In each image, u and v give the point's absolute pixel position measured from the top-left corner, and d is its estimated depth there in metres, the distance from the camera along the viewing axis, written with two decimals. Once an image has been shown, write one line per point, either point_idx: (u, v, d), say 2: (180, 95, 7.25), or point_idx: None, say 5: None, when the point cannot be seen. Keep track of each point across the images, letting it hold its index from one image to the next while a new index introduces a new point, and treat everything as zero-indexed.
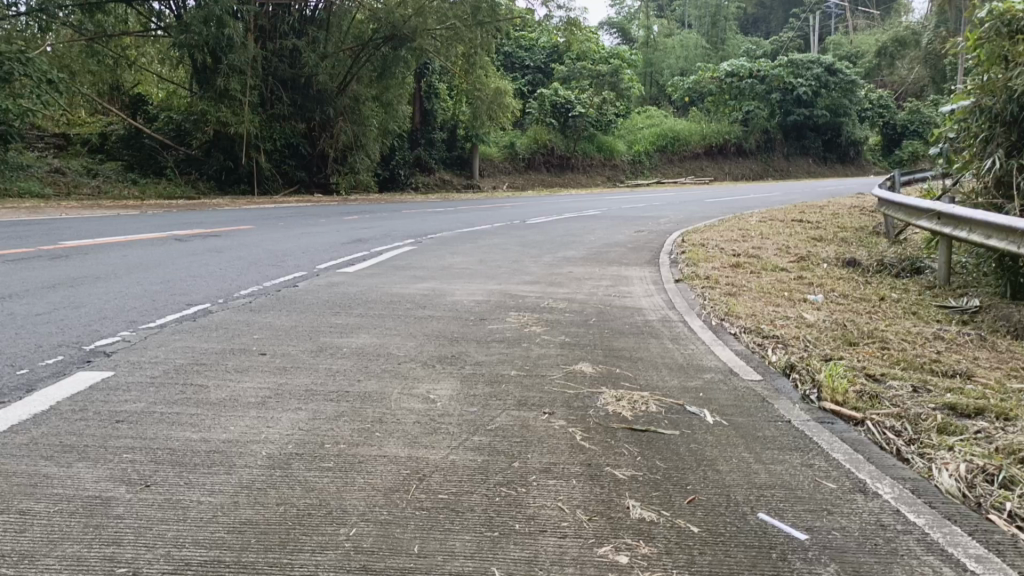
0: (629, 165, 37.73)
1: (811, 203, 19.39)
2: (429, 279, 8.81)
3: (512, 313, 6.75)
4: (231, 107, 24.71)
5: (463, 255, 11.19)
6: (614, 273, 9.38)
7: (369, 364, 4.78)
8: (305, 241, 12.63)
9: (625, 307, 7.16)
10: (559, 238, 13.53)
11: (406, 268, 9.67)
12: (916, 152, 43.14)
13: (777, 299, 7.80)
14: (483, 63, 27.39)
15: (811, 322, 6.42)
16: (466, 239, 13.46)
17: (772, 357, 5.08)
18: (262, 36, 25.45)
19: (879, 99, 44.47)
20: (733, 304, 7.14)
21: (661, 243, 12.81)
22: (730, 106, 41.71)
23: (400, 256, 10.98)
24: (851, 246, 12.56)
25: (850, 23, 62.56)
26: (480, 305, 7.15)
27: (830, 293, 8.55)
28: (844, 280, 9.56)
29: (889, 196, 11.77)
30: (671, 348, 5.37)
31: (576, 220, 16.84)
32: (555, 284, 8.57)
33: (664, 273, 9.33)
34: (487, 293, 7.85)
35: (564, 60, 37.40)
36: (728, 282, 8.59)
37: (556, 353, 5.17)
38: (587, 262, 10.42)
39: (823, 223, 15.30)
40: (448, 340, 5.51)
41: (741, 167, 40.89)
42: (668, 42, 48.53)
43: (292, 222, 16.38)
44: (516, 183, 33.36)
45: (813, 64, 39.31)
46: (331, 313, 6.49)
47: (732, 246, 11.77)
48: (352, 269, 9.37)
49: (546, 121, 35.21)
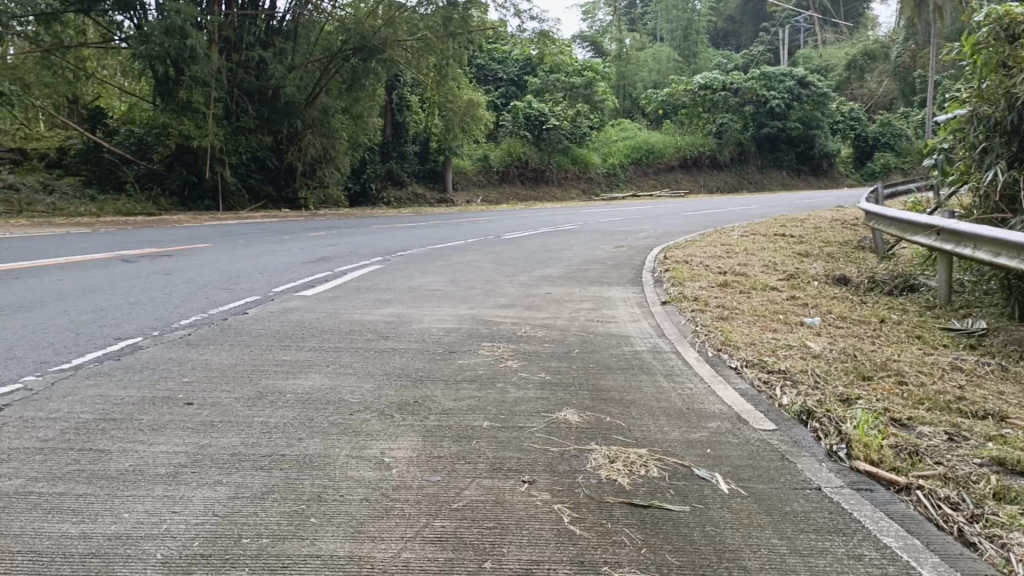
0: (604, 178, 37.27)
1: (792, 216, 18.94)
2: (395, 303, 8.09)
3: (484, 343, 6.05)
4: (194, 120, 23.87)
5: (433, 275, 10.49)
6: (594, 295, 8.74)
7: (315, 415, 4.04)
8: (265, 261, 11.84)
9: (608, 335, 6.49)
10: (535, 254, 12.88)
11: (371, 290, 8.94)
12: (887, 164, 43.62)
13: (775, 324, 7.20)
14: (455, 75, 26.76)
15: (817, 351, 5.79)
16: (437, 256, 12.75)
17: (784, 401, 4.41)
18: (226, 47, 24.66)
19: (850, 112, 44.94)
20: (728, 330, 6.52)
21: (642, 260, 12.19)
22: (704, 118, 41.54)
23: (365, 276, 10.25)
24: (840, 262, 12.04)
25: (820, 37, 62.84)
26: (448, 334, 6.44)
27: (827, 315, 7.97)
28: (838, 300, 8.98)
29: (879, 210, 11.21)
30: (666, 389, 4.71)
31: (552, 236, 16.20)
32: (532, 307, 7.90)
33: (649, 295, 8.71)
34: (457, 318, 7.17)
35: (537, 72, 36.99)
36: (719, 304, 7.99)
37: (534, 397, 4.47)
38: (565, 281, 9.76)
39: (806, 237, 14.78)
40: (410, 381, 4.79)
41: (716, 180, 40.53)
42: (640, 55, 48.35)
43: (254, 240, 15.56)
44: (489, 197, 32.70)
45: (786, 76, 39.61)
46: (279, 347, 5.76)
47: (718, 263, 11.18)
48: (311, 293, 8.62)
49: (520, 134, 34.70)
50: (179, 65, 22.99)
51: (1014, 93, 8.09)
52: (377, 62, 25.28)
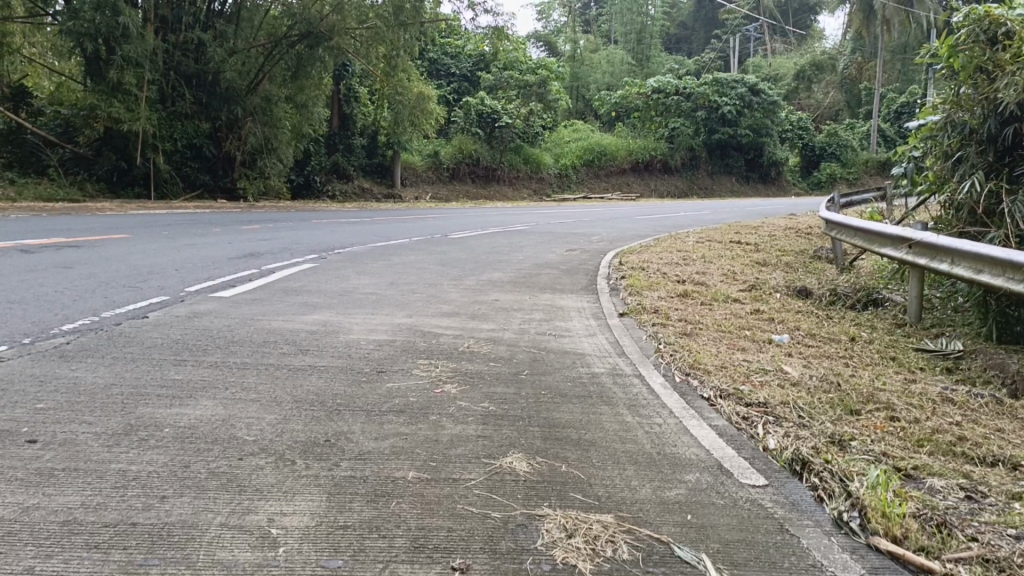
0: (555, 178, 36.73)
1: (745, 223, 18.57)
2: (326, 308, 7.20)
3: (418, 361, 5.23)
4: (126, 102, 22.43)
5: (371, 275, 9.63)
6: (545, 303, 7.99)
7: (192, 462, 3.15)
8: (186, 255, 10.78)
9: (562, 352, 5.73)
10: (483, 256, 12.09)
11: (299, 292, 8.03)
12: (833, 174, 43.92)
13: (743, 342, 6.58)
14: (405, 66, 25.73)
15: (794, 378, 5.16)
16: (377, 255, 11.86)
17: (772, 444, 3.73)
18: (162, 27, 23.28)
19: (799, 121, 45.60)
20: (695, 349, 5.85)
21: (596, 265, 11.50)
22: (656, 122, 41.37)
23: (296, 276, 9.32)
24: (799, 273, 11.55)
25: (771, 47, 63.37)
26: (380, 348, 5.58)
27: (796, 333, 7.39)
28: (805, 314, 8.43)
29: (842, 220, 10.72)
30: (630, 425, 3.97)
31: (502, 236, 15.43)
32: (477, 317, 7.10)
33: (605, 304, 8.01)
34: (393, 329, 6.32)
35: (490, 68, 36.19)
36: (682, 317, 7.35)
37: (474, 435, 3.68)
38: (516, 287, 8.99)
39: (763, 246, 14.33)
40: (324, 411, 3.93)
41: (667, 184, 40.36)
42: (594, 57, 48.01)
43: (180, 232, 14.39)
44: (438, 194, 31.87)
45: (738, 83, 39.69)
46: (173, 362, 4.81)
47: (675, 271, 10.58)
48: (228, 294, 7.66)
49: (471, 130, 33.87)
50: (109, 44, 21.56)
51: (996, 99, 7.64)
52: (324, 50, 24.40)
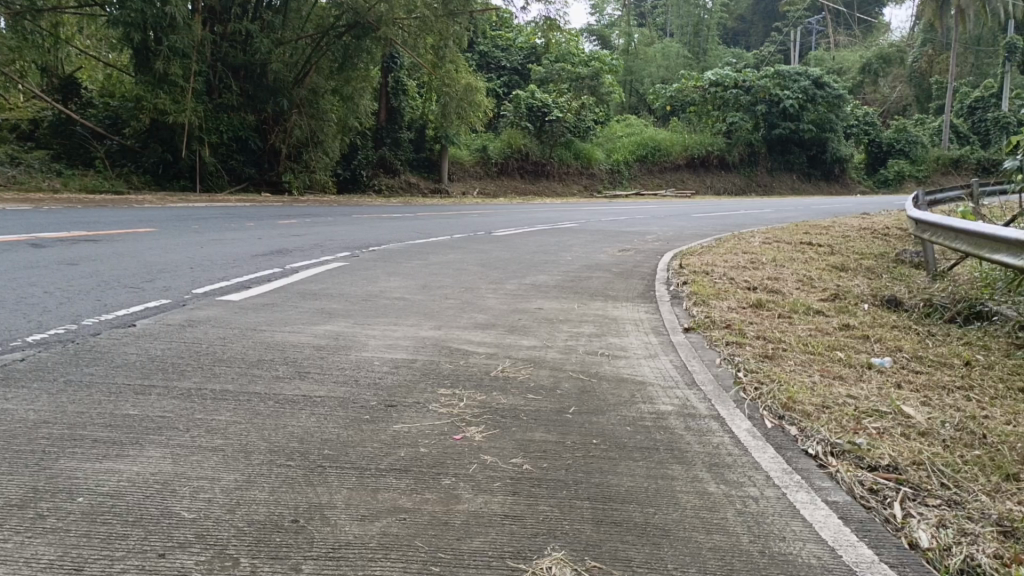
0: (607, 174, 35.43)
1: (814, 222, 17.20)
2: (345, 316, 6.26)
3: (440, 390, 4.22)
4: (171, 94, 22.05)
5: (403, 277, 8.71)
6: (598, 313, 6.91)
7: (89, 563, 2.22)
8: (210, 252, 10.04)
9: (616, 380, 4.68)
10: (529, 256, 11.07)
11: (319, 296, 7.15)
12: (902, 171, 41.53)
13: (840, 368, 5.42)
14: (453, 57, 24.75)
15: (919, 423, 4.02)
16: (413, 254, 10.95)
17: (929, 554, 2.63)
18: (211, 18, 22.98)
19: (865, 115, 43.25)
20: (784, 379, 4.74)
21: (652, 269, 10.36)
22: (713, 117, 39.56)
23: (320, 276, 8.43)
24: (884, 280, 10.25)
25: (834, 39, 60.44)
26: (399, 373, 4.57)
27: (898, 354, 6.18)
28: (902, 331, 7.19)
29: (939, 219, 9.35)
30: (716, 501, 2.92)
31: (551, 234, 14.38)
32: (517, 330, 6.06)
33: (667, 315, 6.94)
34: (415, 344, 5.32)
35: (541, 61, 35.06)
36: (761, 335, 6.21)
37: (500, 515, 2.66)
38: (562, 293, 7.94)
39: (837, 248, 13.02)
40: (303, 469, 2.95)
41: (722, 181, 38.66)
42: (648, 51, 46.46)
43: (212, 226, 13.69)
44: (487, 190, 30.99)
45: (801, 76, 37.50)
46: (134, 390, 3.88)
47: (743, 275, 9.42)
48: (237, 298, 6.79)
49: (521, 124, 32.79)
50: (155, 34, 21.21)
51: None
52: (372, 41, 23.61)
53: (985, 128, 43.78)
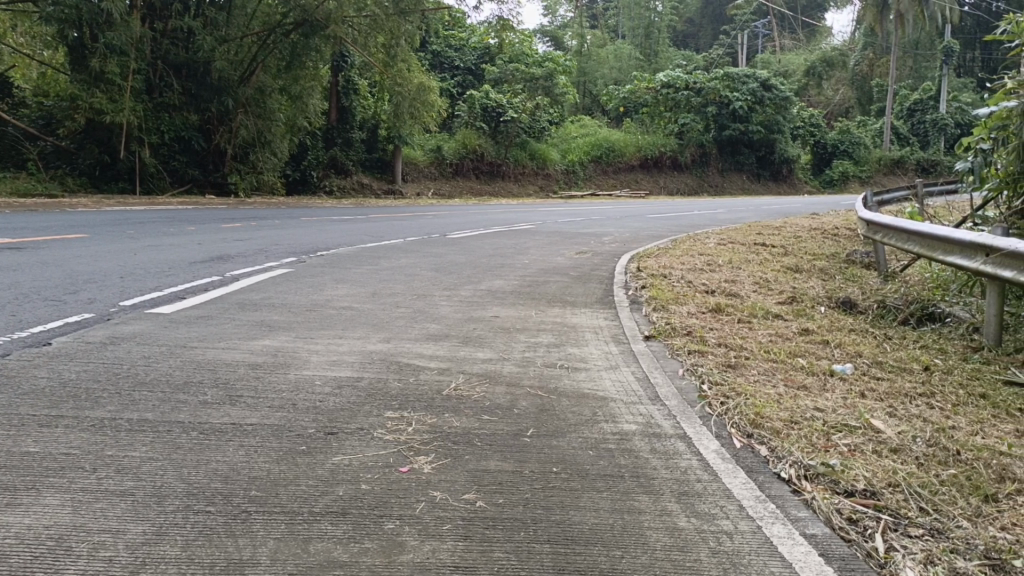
0: (562, 175, 35.29)
1: (767, 222, 17.24)
2: (287, 328, 5.87)
3: (386, 413, 3.89)
4: (109, 93, 21.17)
5: (352, 284, 8.33)
6: (554, 321, 6.63)
7: None
8: (146, 259, 9.49)
9: (575, 396, 4.40)
10: (483, 260, 10.76)
11: (261, 306, 6.74)
12: (848, 171, 42.30)
13: (802, 377, 5.23)
14: (405, 56, 24.31)
15: (889, 437, 3.82)
16: (362, 259, 10.55)
17: None
18: (149, 14, 22.28)
19: (813, 117, 43.99)
20: (748, 390, 4.50)
21: (610, 272, 10.12)
22: (665, 118, 39.80)
23: (262, 284, 7.98)
24: (839, 282, 10.20)
25: (781, 41, 61.41)
26: (343, 394, 4.21)
27: (858, 360, 6.04)
28: (862, 335, 7.07)
29: (890, 220, 9.32)
30: (687, 539, 2.66)
31: (506, 236, 14.10)
32: (470, 341, 5.75)
33: (626, 322, 6.70)
34: (361, 360, 4.95)
35: (495, 61, 34.76)
36: (722, 343, 6.00)
37: (448, 567, 2.36)
38: (518, 299, 7.65)
39: (791, 248, 13.01)
40: (224, 518, 2.63)
41: (675, 181, 38.86)
42: (601, 52, 46.51)
43: (150, 231, 13.05)
44: (441, 191, 30.58)
45: (750, 77, 38.17)
46: (40, 423, 3.47)
47: (700, 278, 9.26)
48: (169, 311, 6.33)
49: (475, 125, 32.44)
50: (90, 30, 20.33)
51: None
52: (320, 39, 23.03)
53: (924, 130, 44.93)
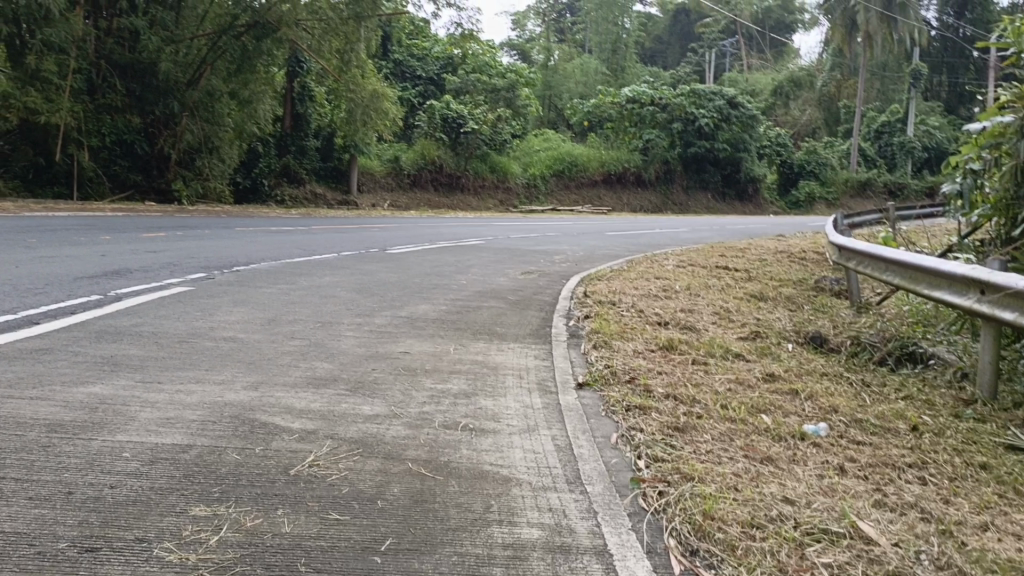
0: (523, 188, 34.32)
1: (730, 244, 16.49)
2: (141, 367, 4.71)
3: (192, 508, 2.80)
4: (44, 92, 19.59)
5: (254, 306, 7.21)
6: (474, 360, 5.57)
7: None
8: (24, 272, 8.20)
9: (475, 476, 3.35)
10: (418, 280, 9.69)
11: (127, 336, 5.56)
12: (813, 193, 42.12)
13: (766, 445, 4.28)
14: (360, 61, 23.20)
15: (883, 553, 2.89)
16: (283, 276, 9.43)
17: None
18: (93, 10, 20.79)
19: (778, 137, 43.61)
20: (699, 469, 3.52)
21: (555, 297, 9.12)
22: (630, 133, 39.08)
23: (146, 306, 6.79)
24: (806, 313, 9.35)
25: (748, 61, 61.38)
26: (147, 476, 3.06)
27: (833, 418, 5.12)
28: (834, 383, 6.15)
29: (867, 248, 8.47)
30: None
31: (452, 253, 13.07)
32: (364, 387, 4.68)
33: (560, 363, 5.68)
34: (205, 418, 3.82)
35: (458, 71, 33.78)
36: (672, 395, 5.00)
37: None
38: (441, 330, 6.58)
39: (754, 273, 12.21)
40: None
41: (639, 198, 38.15)
42: (568, 66, 45.73)
43: (52, 237, 11.67)
44: (397, 202, 29.42)
45: (716, 95, 37.82)
46: None
47: (652, 307, 8.32)
48: (5, 342, 5.12)
49: (435, 135, 31.34)
50: (26, 25, 18.94)
51: None
52: (272, 42, 21.82)
53: (891, 152, 44.91)
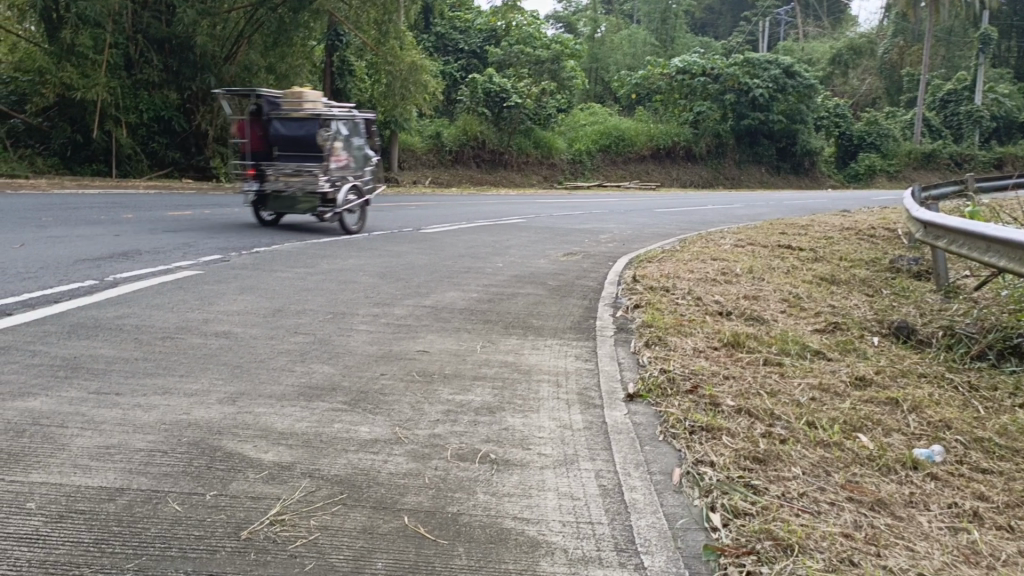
0: (569, 164, 33.20)
1: (791, 221, 15.24)
2: (101, 373, 3.92)
3: None
4: (80, 67, 19.03)
5: (261, 293, 6.45)
6: (502, 362, 4.69)
7: None
8: (22, 255, 7.58)
9: (492, 543, 2.50)
10: (448, 262, 8.84)
11: (104, 331, 4.81)
12: (874, 166, 39.98)
13: (873, 484, 3.33)
14: (399, 33, 22.25)
15: None
16: (304, 258, 8.68)
17: None
18: None
19: (836, 107, 41.39)
20: (796, 532, 2.64)
21: (600, 282, 8.17)
22: (680, 106, 37.54)
23: (142, 294, 6.08)
24: (887, 299, 8.21)
25: (804, 29, 58.57)
26: (45, 544, 2.29)
27: (947, 438, 4.10)
28: (936, 390, 5.09)
29: (959, 223, 7.33)
30: None
31: (490, 232, 12.18)
32: (366, 400, 3.83)
33: (610, 366, 4.76)
34: (154, 447, 3.01)
35: (500, 44, 32.65)
36: (746, 410, 4.06)
37: None
38: (467, 323, 5.71)
39: (821, 252, 11.05)
40: None
41: (689, 173, 36.63)
42: (615, 39, 44.19)
43: (71, 217, 11.11)
44: (439, 179, 28.56)
45: (771, 64, 35.90)
46: None
47: (711, 293, 7.31)
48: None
49: (477, 110, 30.40)
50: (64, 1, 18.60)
51: None
52: (310, 14, 20.94)
53: (958, 122, 42.40)
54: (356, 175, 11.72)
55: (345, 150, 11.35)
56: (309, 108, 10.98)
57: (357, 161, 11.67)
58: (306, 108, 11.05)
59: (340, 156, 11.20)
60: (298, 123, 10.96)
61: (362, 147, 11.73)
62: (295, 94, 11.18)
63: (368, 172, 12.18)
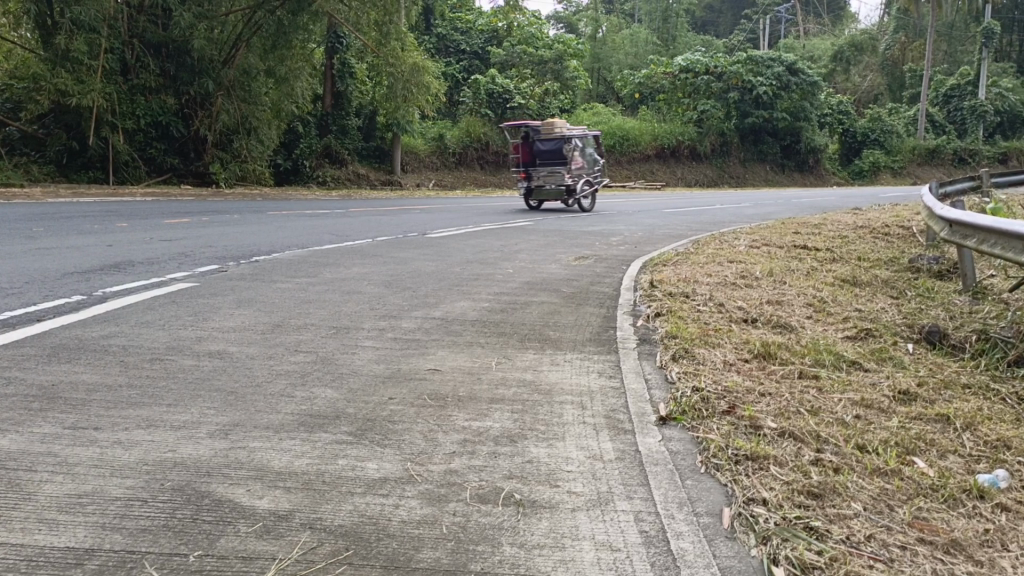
0: None
1: (804, 220, 14.86)
2: (80, 406, 3.51)
3: None
4: (74, 73, 18.63)
5: (260, 307, 6.08)
6: (520, 382, 4.31)
7: None
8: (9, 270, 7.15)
9: None
10: (457, 269, 8.48)
11: (87, 355, 4.42)
12: (879, 162, 39.53)
13: (945, 519, 2.93)
14: (400, 34, 21.85)
15: None
16: (306, 267, 8.31)
17: None
18: None
19: (840, 104, 40.98)
20: None
21: (615, 288, 7.79)
22: (683, 105, 37.15)
23: (133, 310, 5.71)
24: (914, 301, 7.81)
25: (804, 27, 58.20)
26: None
27: (1010, 459, 3.69)
28: (987, 402, 4.65)
29: (983, 220, 6.96)
30: None
31: (496, 235, 11.81)
32: (371, 430, 3.45)
33: (634, 385, 4.37)
34: (134, 497, 2.65)
35: (502, 45, 32.35)
36: (789, 433, 3.67)
37: None
38: (479, 337, 5.33)
39: (839, 252, 10.65)
40: None
41: (693, 172, 36.19)
42: (616, 38, 43.86)
43: (65, 228, 10.70)
44: (442, 181, 28.19)
45: (774, 61, 35.48)
46: None
47: (732, 298, 6.92)
48: None
49: (480, 112, 30.09)
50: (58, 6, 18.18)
51: None
52: (309, 16, 20.54)
53: (962, 117, 42.04)
54: (590, 175, 16.80)
55: (581, 157, 16.48)
56: (560, 130, 16.13)
57: (589, 164, 16.70)
58: (555, 131, 16.18)
59: (578, 162, 16.26)
60: (552, 142, 16.01)
61: (593, 154, 16.77)
62: (548, 123, 16.27)
63: (595, 172, 17.17)
